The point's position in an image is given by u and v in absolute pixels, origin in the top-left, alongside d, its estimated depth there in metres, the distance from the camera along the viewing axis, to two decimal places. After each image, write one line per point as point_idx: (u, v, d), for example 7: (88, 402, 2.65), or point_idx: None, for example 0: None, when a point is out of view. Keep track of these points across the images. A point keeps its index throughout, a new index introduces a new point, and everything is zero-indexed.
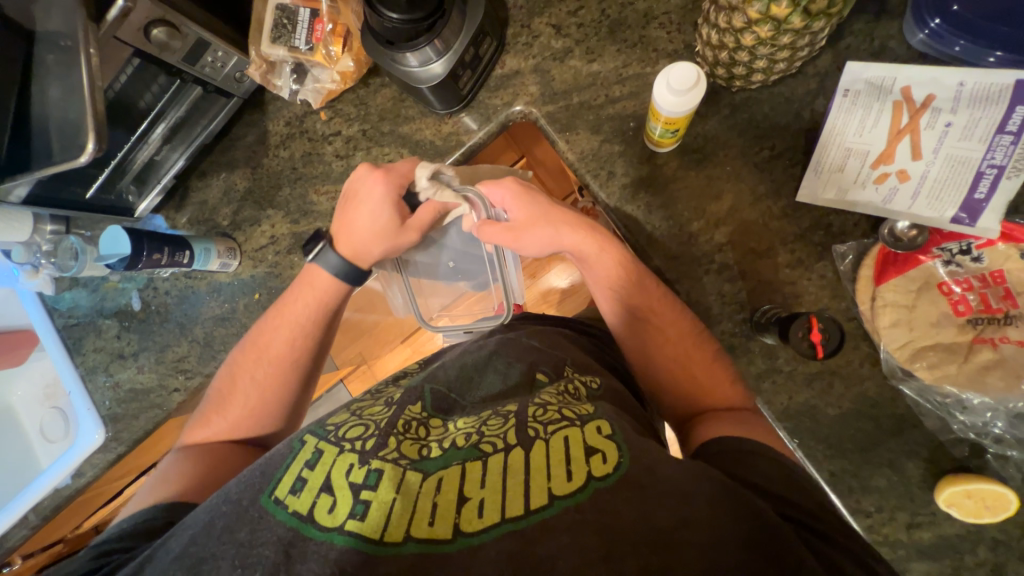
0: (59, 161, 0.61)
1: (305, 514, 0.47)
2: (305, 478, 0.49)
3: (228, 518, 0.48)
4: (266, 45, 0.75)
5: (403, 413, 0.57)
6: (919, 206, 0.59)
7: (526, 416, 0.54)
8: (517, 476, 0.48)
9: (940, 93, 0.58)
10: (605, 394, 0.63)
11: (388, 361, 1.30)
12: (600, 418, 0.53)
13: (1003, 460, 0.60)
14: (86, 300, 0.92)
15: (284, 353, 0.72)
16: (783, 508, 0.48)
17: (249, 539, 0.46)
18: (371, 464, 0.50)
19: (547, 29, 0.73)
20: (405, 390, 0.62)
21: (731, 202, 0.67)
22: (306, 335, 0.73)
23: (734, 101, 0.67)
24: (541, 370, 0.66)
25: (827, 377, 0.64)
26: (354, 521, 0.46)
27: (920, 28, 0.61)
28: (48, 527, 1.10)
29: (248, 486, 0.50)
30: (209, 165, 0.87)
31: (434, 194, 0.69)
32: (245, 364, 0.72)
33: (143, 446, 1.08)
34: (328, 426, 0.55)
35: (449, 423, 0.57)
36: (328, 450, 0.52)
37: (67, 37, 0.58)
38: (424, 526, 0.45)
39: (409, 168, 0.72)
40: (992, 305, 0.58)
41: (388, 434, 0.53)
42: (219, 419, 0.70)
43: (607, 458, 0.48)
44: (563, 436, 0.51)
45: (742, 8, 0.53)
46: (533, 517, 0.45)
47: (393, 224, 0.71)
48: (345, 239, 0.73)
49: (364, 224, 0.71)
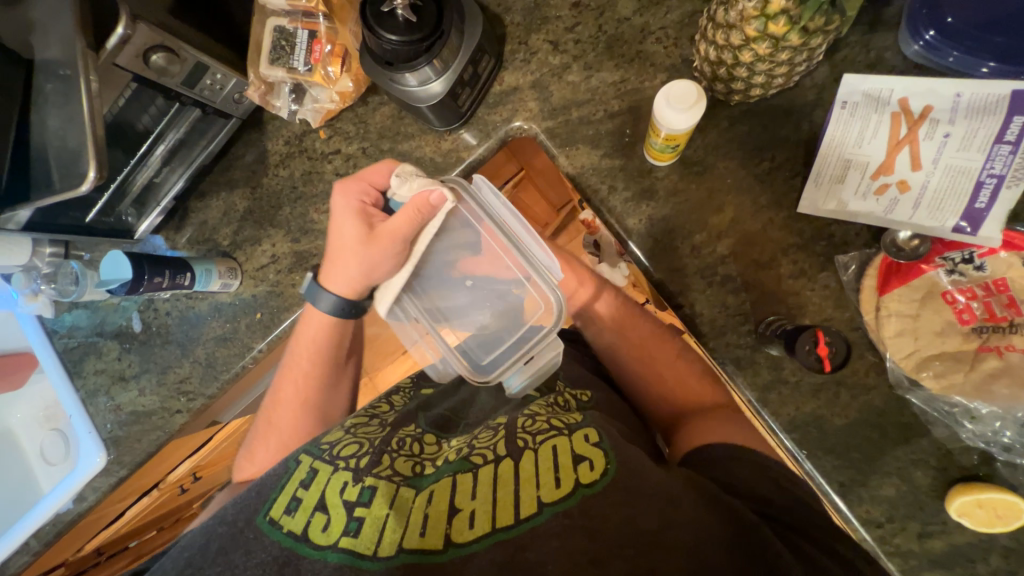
0: (59, 190, 0.61)
1: (301, 533, 0.46)
2: (299, 498, 0.49)
3: (223, 540, 0.48)
4: (265, 67, 0.75)
5: (397, 434, 0.57)
6: (921, 216, 0.60)
7: (515, 427, 0.54)
8: (507, 486, 0.48)
9: (937, 105, 0.58)
10: (597, 404, 0.63)
11: (389, 374, 1.29)
12: (589, 425, 0.53)
13: (1013, 467, 0.60)
14: (86, 322, 0.92)
15: (296, 397, 0.71)
16: (758, 506, 0.49)
17: (245, 561, 0.46)
18: (365, 481, 0.50)
19: (545, 45, 0.73)
20: (399, 411, 0.63)
21: (733, 214, 0.67)
22: (313, 375, 0.71)
23: (733, 113, 0.67)
24: (533, 388, 0.65)
25: (834, 388, 0.64)
26: (348, 538, 0.46)
27: (915, 40, 0.61)
28: (49, 551, 1.09)
29: (242, 506, 0.49)
30: (208, 185, 0.87)
31: (410, 189, 0.59)
32: (268, 414, 0.72)
33: (145, 469, 1.08)
34: (322, 445, 0.54)
35: (443, 441, 0.58)
36: (322, 469, 0.51)
37: (65, 66, 0.58)
38: (417, 536, 0.45)
39: (377, 172, 0.64)
40: (996, 313, 0.58)
41: (382, 451, 0.53)
42: (263, 456, 0.69)
43: (594, 466, 0.48)
44: (551, 445, 0.50)
45: (739, 25, 0.53)
46: (523, 525, 0.45)
47: (364, 232, 0.61)
48: (328, 275, 0.65)
49: (340, 239, 0.63)
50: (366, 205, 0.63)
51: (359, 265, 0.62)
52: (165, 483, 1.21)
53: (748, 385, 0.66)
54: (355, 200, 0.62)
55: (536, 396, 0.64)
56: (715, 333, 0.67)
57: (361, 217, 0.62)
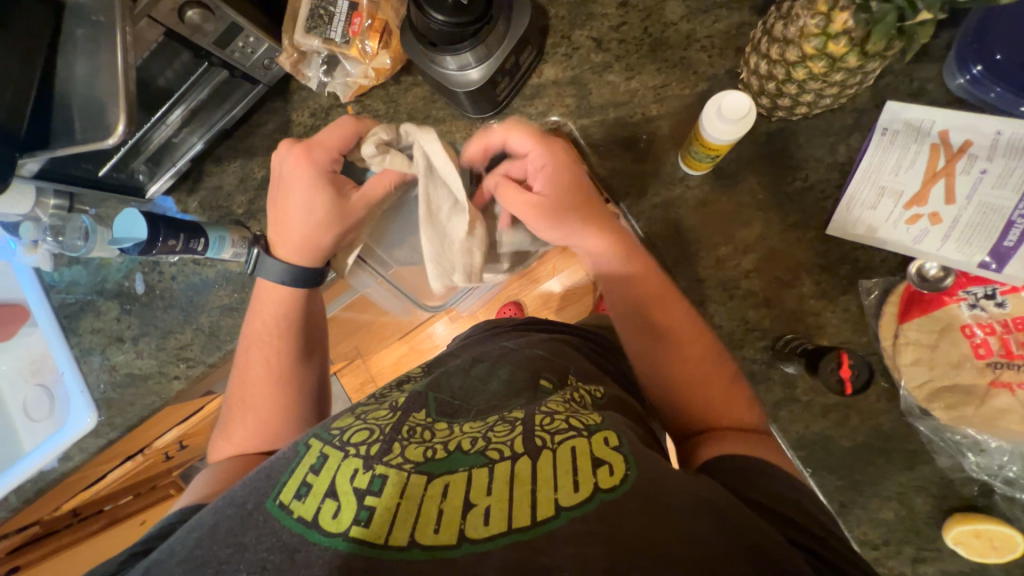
0: (81, 141, 0.59)
1: (310, 519, 0.41)
2: (310, 482, 0.44)
3: (232, 521, 0.42)
4: (300, 35, 0.73)
5: (407, 419, 0.51)
6: (949, 248, 0.61)
7: (533, 424, 0.48)
8: (524, 487, 0.42)
9: (977, 141, 0.60)
10: (610, 403, 0.58)
11: (385, 356, 1.25)
12: (608, 428, 0.48)
13: (1010, 501, 0.62)
14: (85, 279, 0.89)
15: (267, 370, 0.68)
16: (790, 531, 0.43)
17: (253, 544, 0.41)
18: (376, 469, 0.44)
19: (588, 42, 0.72)
20: (410, 394, 0.56)
21: (760, 230, 0.67)
22: (284, 342, 0.69)
23: (771, 129, 0.67)
24: (544, 376, 0.60)
25: (843, 409, 0.65)
26: (358, 527, 0.41)
27: (961, 73, 0.62)
28: (27, 509, 1.06)
29: (251, 488, 0.45)
30: (226, 150, 0.84)
31: (383, 163, 0.61)
32: (239, 394, 0.69)
33: (133, 435, 1.05)
34: (333, 430, 0.49)
35: (454, 426, 0.51)
36: (333, 455, 0.46)
37: (99, 13, 0.56)
38: (430, 532, 0.40)
39: (341, 138, 0.64)
40: (1013, 351, 0.60)
41: (394, 439, 0.47)
42: (242, 432, 0.66)
43: (613, 470, 0.43)
44: (570, 447, 0.44)
45: (797, 42, 0.53)
46: (539, 528, 0.39)
47: (338, 201, 0.65)
48: (284, 243, 0.68)
49: (300, 209, 0.65)
50: (334, 173, 0.65)
51: (334, 234, 0.67)
52: (150, 448, 1.18)
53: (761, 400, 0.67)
54: (325, 169, 0.64)
55: (548, 388, 0.57)
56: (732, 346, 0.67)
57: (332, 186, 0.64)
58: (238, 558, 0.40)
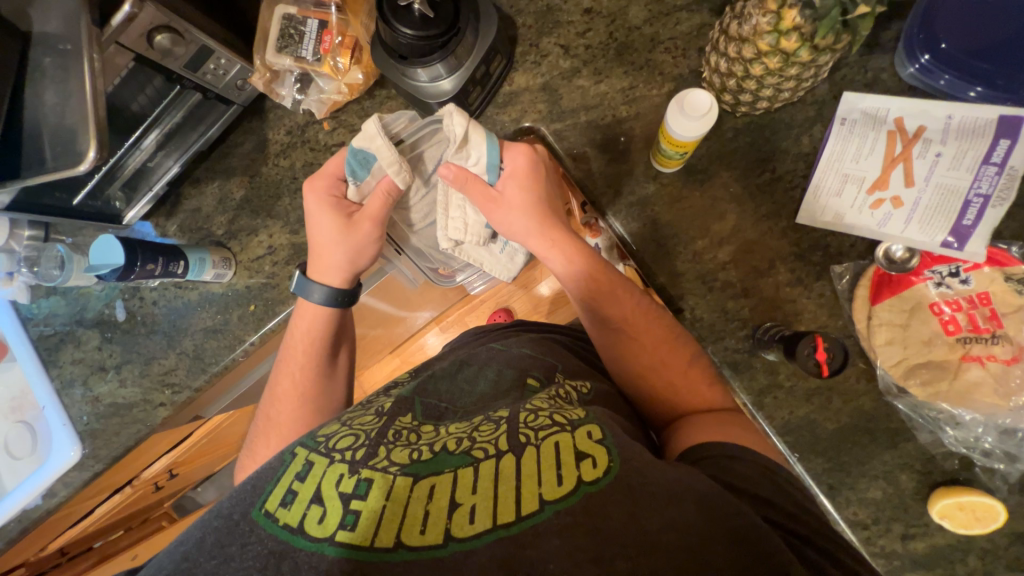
0: (52, 168, 0.58)
1: (295, 526, 0.41)
2: (295, 490, 0.43)
3: (219, 533, 0.42)
4: (271, 55, 0.74)
5: (392, 424, 0.51)
6: (912, 230, 0.63)
7: (517, 421, 0.48)
8: (507, 483, 0.42)
9: (930, 126, 0.63)
10: (596, 398, 0.58)
11: (377, 373, 1.25)
12: (591, 421, 0.48)
13: (991, 472, 0.64)
14: (64, 309, 0.87)
15: (293, 388, 0.69)
16: (769, 513, 0.44)
17: (239, 557, 0.40)
18: (361, 473, 0.44)
19: (556, 49, 0.74)
20: (396, 399, 0.56)
21: (734, 223, 0.69)
22: (311, 363, 0.70)
23: (737, 124, 0.69)
24: (531, 374, 0.60)
25: (825, 393, 0.67)
26: (344, 531, 0.41)
27: (911, 62, 0.65)
28: (11, 552, 1.03)
29: (237, 499, 0.44)
30: (203, 172, 0.84)
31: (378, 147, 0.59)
32: (266, 413, 0.70)
33: (121, 468, 1.03)
34: (318, 438, 0.49)
35: (440, 427, 0.51)
36: (318, 462, 0.45)
37: (66, 41, 0.56)
38: (416, 532, 0.40)
39: (340, 164, 0.68)
40: (980, 325, 0.62)
41: (379, 443, 0.47)
42: (264, 451, 0.66)
43: (596, 462, 0.43)
44: (553, 442, 0.44)
45: (751, 39, 0.56)
46: (524, 523, 0.40)
47: (340, 222, 0.67)
48: (319, 267, 0.69)
49: (318, 231, 0.68)
50: (337, 198, 0.68)
51: (342, 253, 0.67)
52: (139, 479, 1.15)
53: (745, 389, 0.68)
54: (325, 195, 0.67)
55: (535, 386, 0.58)
56: (714, 337, 0.69)
57: (337, 210, 0.67)
58: (227, 569, 0.40)
